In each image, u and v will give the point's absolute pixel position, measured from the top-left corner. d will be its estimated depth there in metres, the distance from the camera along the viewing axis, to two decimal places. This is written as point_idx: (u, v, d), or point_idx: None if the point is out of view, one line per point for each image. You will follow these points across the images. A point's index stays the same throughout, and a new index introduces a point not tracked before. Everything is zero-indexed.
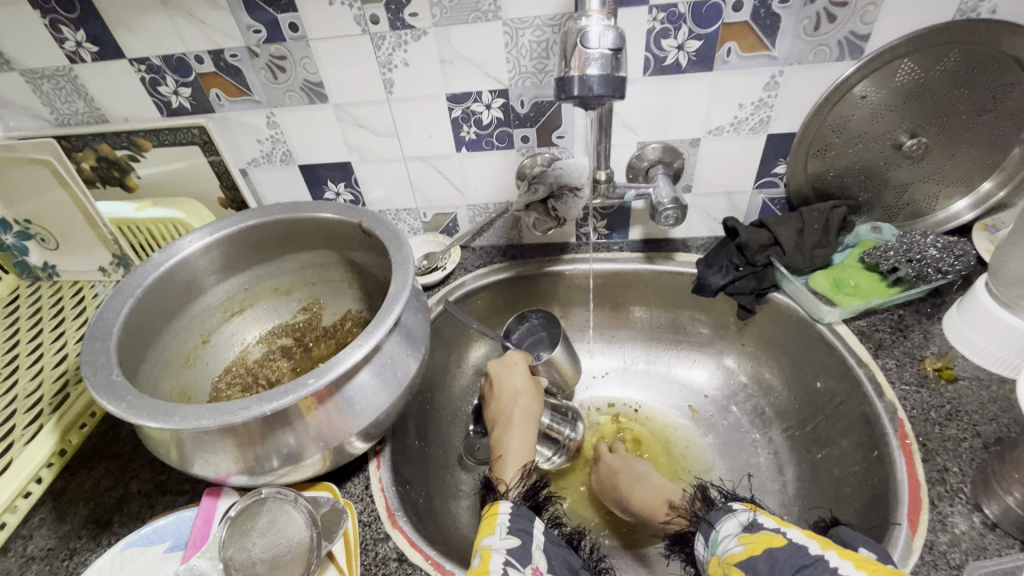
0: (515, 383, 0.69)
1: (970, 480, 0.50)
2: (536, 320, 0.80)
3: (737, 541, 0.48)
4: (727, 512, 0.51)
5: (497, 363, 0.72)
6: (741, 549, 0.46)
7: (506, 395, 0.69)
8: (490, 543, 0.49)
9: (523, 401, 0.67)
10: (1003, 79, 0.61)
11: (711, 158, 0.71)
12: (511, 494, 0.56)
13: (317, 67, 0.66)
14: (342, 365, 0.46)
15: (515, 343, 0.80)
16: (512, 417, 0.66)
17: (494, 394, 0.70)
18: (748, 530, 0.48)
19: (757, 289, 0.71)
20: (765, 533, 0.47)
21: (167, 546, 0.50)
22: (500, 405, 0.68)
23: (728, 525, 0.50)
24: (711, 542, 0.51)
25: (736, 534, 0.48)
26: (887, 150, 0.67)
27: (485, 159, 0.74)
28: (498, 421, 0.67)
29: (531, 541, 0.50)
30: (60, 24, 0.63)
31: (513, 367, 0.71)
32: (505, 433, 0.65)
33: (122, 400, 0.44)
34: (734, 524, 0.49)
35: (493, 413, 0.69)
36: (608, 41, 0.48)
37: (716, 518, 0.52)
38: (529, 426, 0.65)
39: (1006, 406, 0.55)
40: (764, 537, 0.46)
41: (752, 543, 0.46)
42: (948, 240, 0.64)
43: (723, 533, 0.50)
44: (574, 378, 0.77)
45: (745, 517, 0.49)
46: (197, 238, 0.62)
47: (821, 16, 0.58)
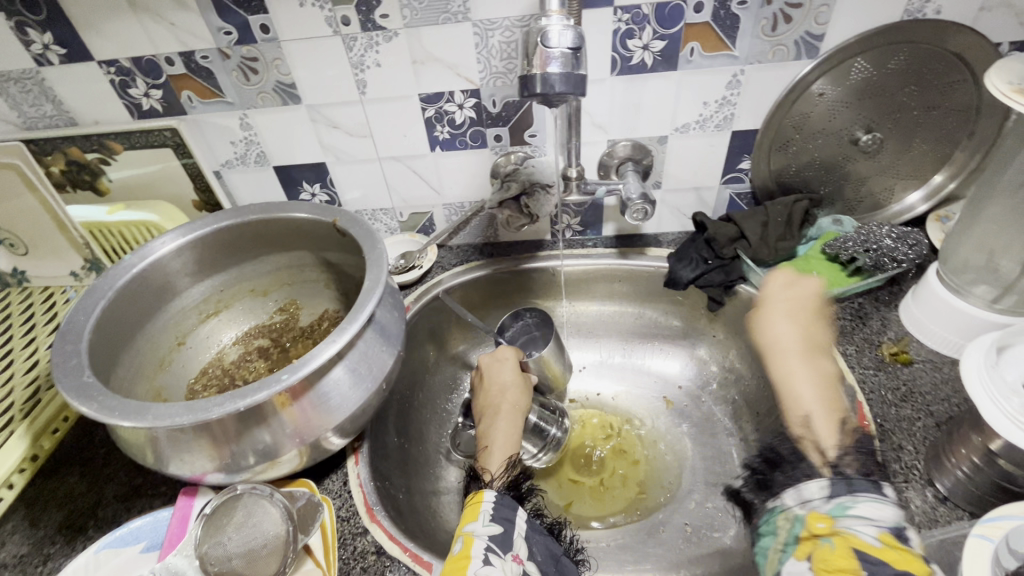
0: (504, 377, 0.71)
1: (923, 457, 0.53)
2: (531, 319, 0.81)
3: (877, 534, 0.41)
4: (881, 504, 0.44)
5: (488, 355, 0.73)
6: (879, 546, 0.40)
7: (494, 388, 0.70)
8: (472, 529, 0.51)
9: (510, 395, 0.69)
10: (950, 77, 0.64)
11: (679, 155, 0.73)
12: (495, 483, 0.57)
13: (289, 68, 0.67)
14: (315, 360, 0.46)
15: (509, 340, 0.81)
16: (501, 409, 0.67)
17: (483, 387, 0.71)
18: (897, 535, 0.41)
19: (725, 281, 0.73)
20: (911, 551, 0.40)
21: (141, 547, 0.50)
22: (488, 397, 0.69)
23: (872, 506, 0.43)
24: (837, 503, 0.45)
25: (879, 524, 0.42)
26: (845, 145, 0.70)
27: (460, 159, 0.76)
28: (485, 412, 0.68)
29: (513, 529, 0.51)
30: (27, 26, 0.63)
31: (502, 362, 0.72)
32: (491, 424, 0.66)
33: (93, 400, 0.44)
34: (882, 516, 0.43)
35: (481, 405, 0.70)
36: (568, 40, 0.49)
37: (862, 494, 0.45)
38: (514, 419, 0.66)
39: (957, 386, 0.58)
40: (914, 557, 0.39)
41: (893, 550, 0.40)
42: (903, 230, 0.67)
43: (861, 509, 0.43)
44: (563, 377, 0.79)
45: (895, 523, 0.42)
46: (170, 239, 0.62)
47: (778, 17, 0.60)
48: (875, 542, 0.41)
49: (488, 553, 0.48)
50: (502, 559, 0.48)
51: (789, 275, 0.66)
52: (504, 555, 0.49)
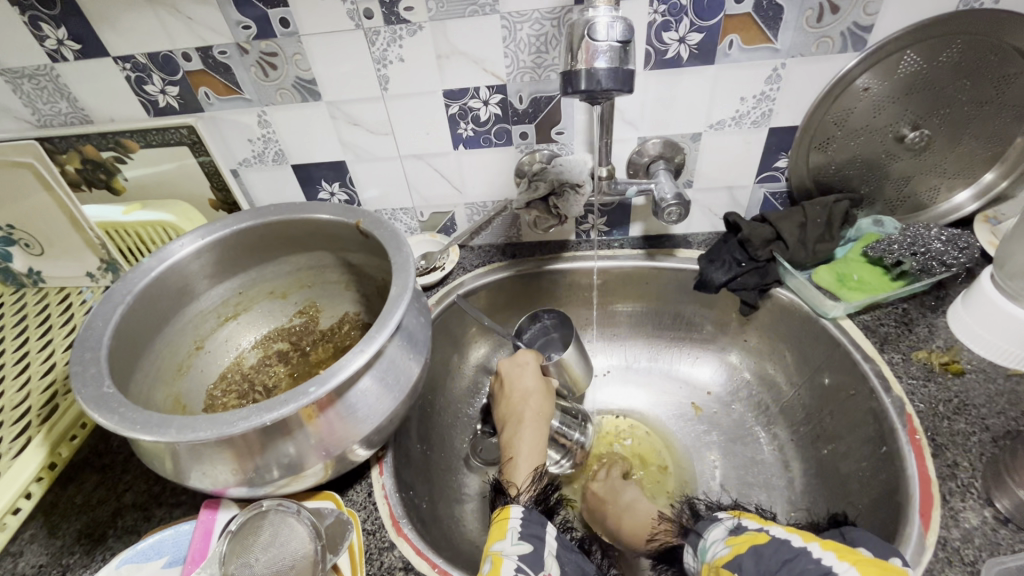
0: (526, 383, 0.68)
1: (980, 475, 0.50)
2: (549, 320, 0.78)
3: (725, 544, 0.48)
4: (713, 520, 0.52)
5: (508, 361, 0.71)
6: (730, 551, 0.46)
7: (516, 395, 0.67)
8: (500, 548, 0.48)
9: (534, 401, 0.66)
10: (1006, 70, 0.61)
11: (713, 153, 0.70)
12: (522, 498, 0.55)
13: (309, 63, 0.65)
14: (343, 371, 0.44)
15: (526, 343, 0.79)
16: (523, 418, 0.65)
17: (503, 395, 0.69)
18: (734, 533, 0.48)
19: (760, 284, 0.70)
20: (752, 535, 0.47)
21: (164, 561, 0.48)
22: (511, 405, 0.67)
23: (715, 532, 0.50)
24: (699, 553, 0.51)
25: (722, 538, 0.49)
26: (889, 143, 0.67)
27: (483, 157, 0.73)
28: (508, 422, 0.66)
29: (542, 547, 0.49)
30: (40, 21, 0.61)
31: (524, 367, 0.70)
32: (514, 434, 0.64)
33: (114, 412, 0.42)
34: (719, 530, 0.50)
35: (502, 414, 0.68)
36: (615, 32, 0.46)
37: (704, 527, 0.52)
38: (539, 427, 0.64)
39: (1013, 399, 0.55)
40: (750, 537, 0.46)
41: (739, 544, 0.46)
42: (953, 232, 0.63)
43: (710, 539, 0.50)
44: (582, 381, 0.76)
45: (730, 523, 0.50)
46: (189, 241, 0.60)
47: (824, 8, 0.57)
48: (727, 551, 0.47)
49: (518, 573, 0.45)
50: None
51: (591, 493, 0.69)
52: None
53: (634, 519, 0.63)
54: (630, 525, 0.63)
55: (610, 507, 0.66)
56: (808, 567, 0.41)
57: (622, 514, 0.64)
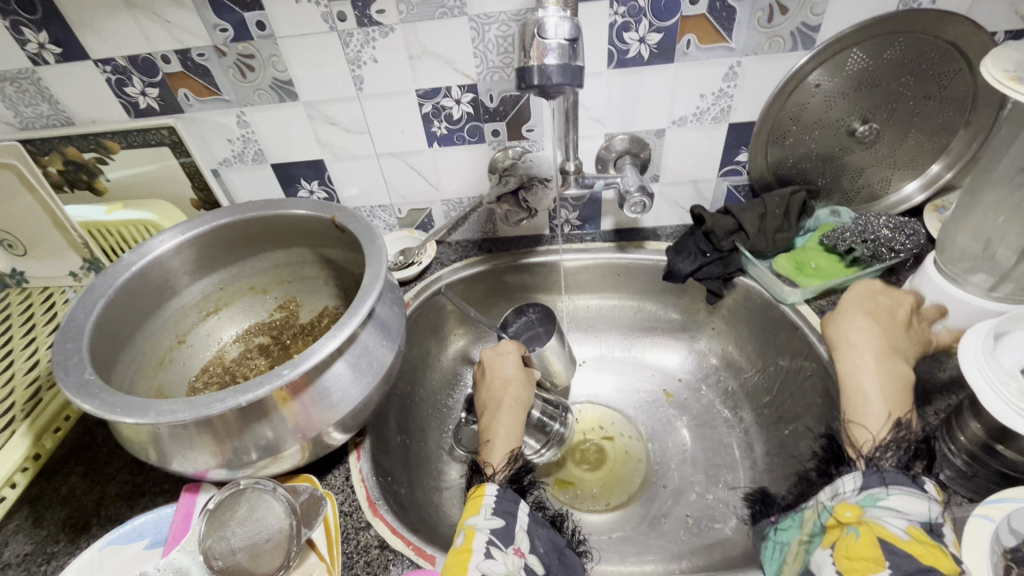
0: (506, 371, 0.71)
1: (921, 445, 0.53)
2: (535, 314, 0.81)
3: (907, 529, 0.42)
4: (916, 491, 0.45)
5: (490, 349, 0.73)
6: (907, 543, 0.41)
7: (496, 382, 0.70)
8: (475, 523, 0.51)
9: (512, 388, 0.69)
10: (945, 67, 0.64)
11: (677, 148, 0.73)
12: (497, 477, 0.58)
13: (286, 65, 0.67)
14: (316, 355, 0.47)
15: (512, 336, 0.81)
16: (502, 402, 0.67)
17: (485, 381, 0.71)
18: (926, 529, 0.42)
19: (723, 274, 0.74)
20: (941, 547, 0.40)
21: (146, 543, 0.50)
22: (490, 391, 0.69)
23: (905, 499, 0.44)
24: (867, 494, 0.46)
25: (909, 517, 0.43)
26: (842, 136, 0.70)
27: (458, 154, 0.76)
28: (487, 407, 0.68)
29: (514, 523, 0.52)
30: (22, 25, 0.63)
31: (505, 356, 0.72)
32: (491, 417, 0.66)
33: (95, 397, 0.44)
34: (915, 510, 0.43)
35: (483, 399, 0.70)
36: (564, 32, 0.49)
37: (896, 484, 0.45)
38: (517, 412, 0.66)
39: (954, 375, 0.58)
40: (944, 554, 0.39)
41: (921, 546, 0.40)
42: (900, 221, 0.67)
43: (892, 501, 0.44)
44: (564, 376, 0.79)
45: (931, 518, 0.42)
46: (169, 237, 0.62)
47: (773, 9, 0.60)
48: (902, 535, 0.41)
49: (490, 546, 0.48)
50: (504, 552, 0.48)
51: (879, 287, 0.62)
52: (505, 548, 0.49)
53: (866, 332, 0.57)
54: (881, 395, 0.52)
55: (864, 332, 0.57)
56: None
57: (862, 333, 0.57)
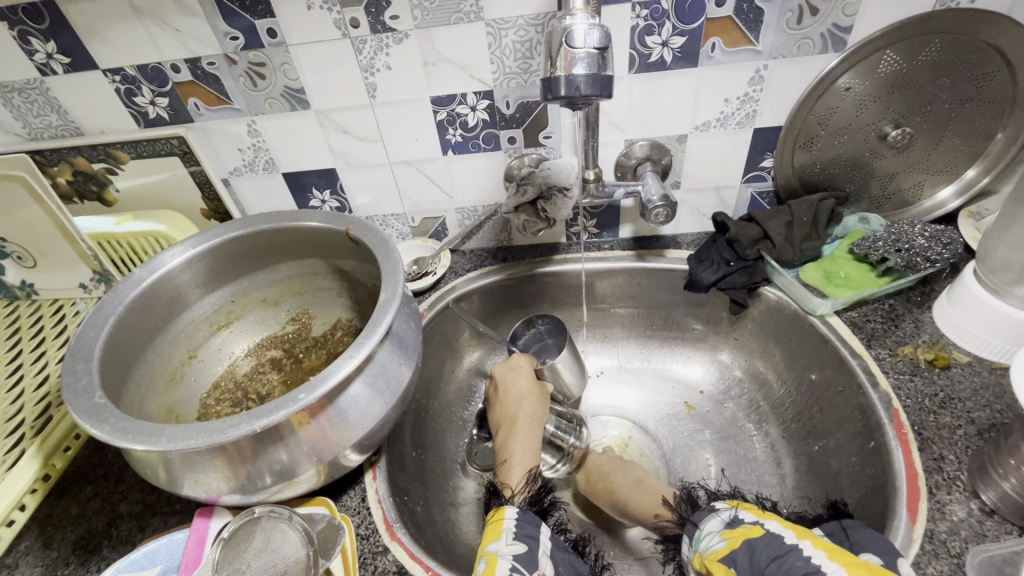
0: (520, 386, 0.69)
1: (966, 467, 0.50)
2: (543, 326, 0.80)
3: (717, 537, 0.49)
4: (709, 511, 0.52)
5: (503, 364, 0.72)
6: (723, 545, 0.47)
7: (510, 399, 0.68)
8: (495, 549, 0.49)
9: (527, 405, 0.67)
10: (984, 68, 0.62)
11: (700, 154, 0.71)
12: (516, 499, 0.56)
13: (297, 73, 0.65)
14: (333, 377, 0.45)
15: (522, 348, 0.80)
16: (517, 420, 0.66)
17: (498, 397, 0.70)
18: (729, 525, 0.49)
19: (749, 283, 0.71)
20: (745, 526, 0.48)
21: (159, 570, 0.48)
22: (505, 408, 0.67)
23: (706, 521, 0.51)
24: (694, 541, 0.52)
25: (715, 530, 0.50)
26: (872, 141, 0.68)
27: (472, 162, 0.74)
28: (501, 424, 0.67)
29: (538, 547, 0.49)
30: (30, 35, 0.62)
31: (517, 370, 0.71)
32: (505, 436, 0.64)
33: (105, 422, 0.42)
34: (718, 518, 0.50)
35: (497, 415, 0.68)
36: (593, 40, 0.47)
37: (698, 516, 0.53)
38: (533, 430, 0.65)
39: (998, 392, 0.55)
40: (745, 529, 0.47)
41: (733, 538, 0.47)
42: (935, 230, 0.64)
43: (705, 531, 0.51)
44: (576, 388, 0.77)
45: (727, 515, 0.50)
46: (180, 251, 0.60)
47: (803, 10, 0.58)
48: (722, 544, 0.47)
49: (513, 573, 0.46)
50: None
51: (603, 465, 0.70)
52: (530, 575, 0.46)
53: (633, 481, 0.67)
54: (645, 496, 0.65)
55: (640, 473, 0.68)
56: (797, 566, 0.41)
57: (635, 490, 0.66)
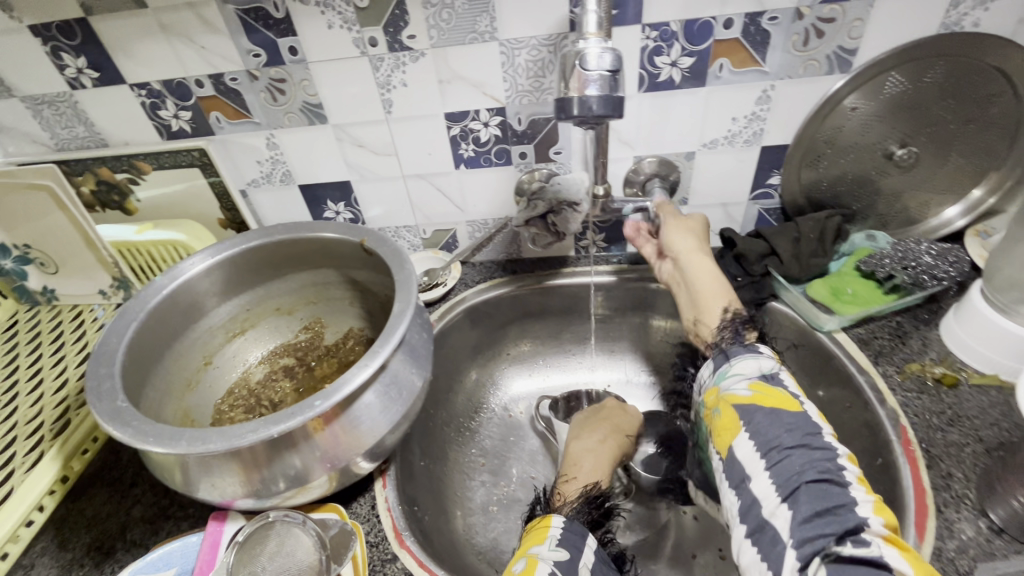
0: (614, 416, 0.71)
1: (974, 485, 0.50)
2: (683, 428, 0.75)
3: (746, 383, 0.51)
4: (750, 354, 0.54)
5: (616, 402, 0.74)
6: (747, 394, 0.50)
7: (601, 420, 0.70)
8: (538, 552, 0.48)
9: (614, 434, 0.68)
10: (988, 90, 0.63)
11: (707, 171, 0.72)
12: (563, 509, 0.55)
13: (316, 88, 0.67)
14: (348, 385, 0.46)
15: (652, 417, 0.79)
16: (601, 438, 0.66)
17: (591, 417, 0.71)
18: (764, 378, 0.51)
19: (756, 299, 0.72)
20: (777, 390, 0.50)
21: (173, 572, 0.49)
22: (588, 424, 0.69)
23: (743, 363, 0.53)
24: (718, 372, 0.55)
25: (749, 376, 0.52)
26: (878, 160, 0.69)
27: (484, 176, 0.75)
28: (582, 434, 0.67)
29: (579, 557, 0.48)
30: (62, 50, 0.64)
31: (623, 410, 0.73)
32: (586, 447, 0.65)
33: (128, 426, 0.44)
34: (758, 365, 0.52)
35: (581, 429, 0.69)
36: (606, 63, 0.49)
37: (736, 356, 0.54)
38: (607, 451, 0.64)
39: (1006, 411, 0.55)
40: (778, 393, 0.49)
41: (762, 394, 0.50)
42: (942, 248, 0.65)
43: (734, 369, 0.53)
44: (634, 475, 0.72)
45: (766, 369, 0.52)
46: (199, 260, 0.62)
47: (809, 32, 0.59)
48: (747, 393, 0.50)
49: None
50: None
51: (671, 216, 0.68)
52: None
53: (686, 244, 0.65)
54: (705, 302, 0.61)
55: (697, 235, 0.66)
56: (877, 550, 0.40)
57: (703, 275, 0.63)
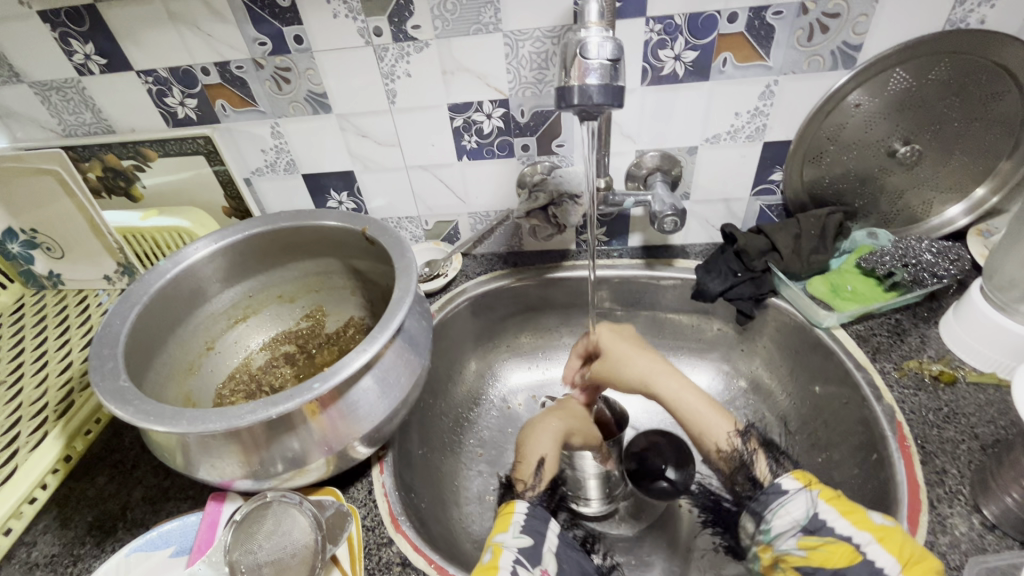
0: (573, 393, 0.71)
1: (968, 482, 0.50)
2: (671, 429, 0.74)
3: (797, 541, 0.44)
4: (781, 495, 0.46)
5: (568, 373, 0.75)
6: (806, 558, 0.43)
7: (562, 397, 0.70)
8: (502, 540, 0.49)
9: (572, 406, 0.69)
10: (993, 88, 0.63)
11: (710, 166, 0.72)
12: (528, 496, 0.56)
13: (320, 78, 0.68)
14: (346, 369, 0.46)
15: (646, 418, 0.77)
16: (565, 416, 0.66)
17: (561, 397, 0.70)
18: (809, 530, 0.44)
19: (757, 294, 0.72)
20: (836, 539, 0.42)
21: (171, 551, 0.50)
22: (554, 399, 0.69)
23: (782, 510, 0.46)
24: (762, 526, 0.47)
25: (798, 530, 0.44)
26: (881, 157, 0.68)
27: (486, 168, 0.76)
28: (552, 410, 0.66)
29: (543, 542, 0.49)
30: (70, 36, 0.65)
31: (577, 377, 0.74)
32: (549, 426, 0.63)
33: (129, 405, 0.44)
34: (794, 514, 0.45)
35: (545, 420, 0.63)
36: (607, 53, 0.49)
37: (769, 503, 0.47)
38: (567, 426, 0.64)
39: (1003, 409, 0.55)
40: (836, 547, 0.42)
41: (818, 553, 0.42)
42: (943, 246, 0.65)
43: (776, 522, 0.46)
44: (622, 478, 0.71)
45: (806, 511, 0.45)
46: (203, 245, 0.62)
47: (814, 28, 0.59)
48: (804, 555, 0.43)
49: (516, 565, 0.46)
50: (531, 572, 0.46)
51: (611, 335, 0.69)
52: (533, 568, 0.46)
53: (643, 365, 0.63)
54: (696, 411, 0.58)
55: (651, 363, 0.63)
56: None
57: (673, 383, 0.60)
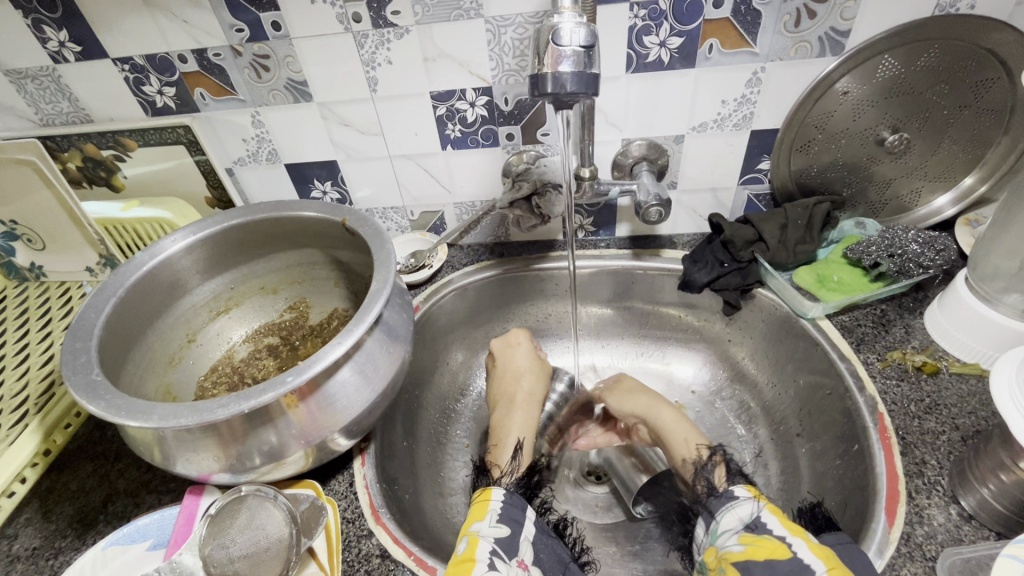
0: (517, 362, 0.74)
1: (947, 473, 0.50)
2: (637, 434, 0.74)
3: (737, 538, 0.46)
4: (729, 499, 0.49)
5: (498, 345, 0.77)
6: (741, 551, 0.44)
7: (507, 374, 0.73)
8: (478, 529, 0.48)
9: (523, 383, 0.71)
10: (982, 76, 0.62)
11: (697, 155, 0.71)
12: (504, 480, 0.56)
13: (300, 65, 0.66)
14: (320, 363, 0.46)
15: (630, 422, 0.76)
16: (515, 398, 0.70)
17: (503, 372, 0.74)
18: (751, 529, 0.46)
19: (742, 285, 0.72)
20: (771, 539, 0.44)
21: (148, 544, 0.50)
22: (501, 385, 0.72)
23: (728, 514, 0.48)
24: (710, 532, 0.49)
25: (738, 529, 0.46)
26: (870, 146, 0.68)
27: (471, 158, 0.75)
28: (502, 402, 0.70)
29: (520, 532, 0.49)
30: (43, 23, 0.63)
31: (514, 348, 0.76)
32: (517, 419, 0.66)
33: (101, 399, 0.44)
34: (739, 515, 0.47)
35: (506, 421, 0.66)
36: (579, 38, 0.48)
37: (719, 509, 0.49)
38: (530, 410, 0.68)
39: (984, 400, 0.55)
40: (770, 544, 0.43)
41: (754, 547, 0.44)
42: (931, 235, 0.64)
43: (724, 524, 0.47)
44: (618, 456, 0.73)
45: (748, 515, 0.47)
46: (180, 237, 0.61)
47: (801, 12, 0.58)
48: (740, 549, 0.44)
49: (493, 556, 0.46)
50: (507, 565, 0.45)
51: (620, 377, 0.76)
52: (509, 561, 0.46)
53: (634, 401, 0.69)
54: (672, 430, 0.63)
55: (645, 404, 0.68)
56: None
57: (664, 415, 0.65)
